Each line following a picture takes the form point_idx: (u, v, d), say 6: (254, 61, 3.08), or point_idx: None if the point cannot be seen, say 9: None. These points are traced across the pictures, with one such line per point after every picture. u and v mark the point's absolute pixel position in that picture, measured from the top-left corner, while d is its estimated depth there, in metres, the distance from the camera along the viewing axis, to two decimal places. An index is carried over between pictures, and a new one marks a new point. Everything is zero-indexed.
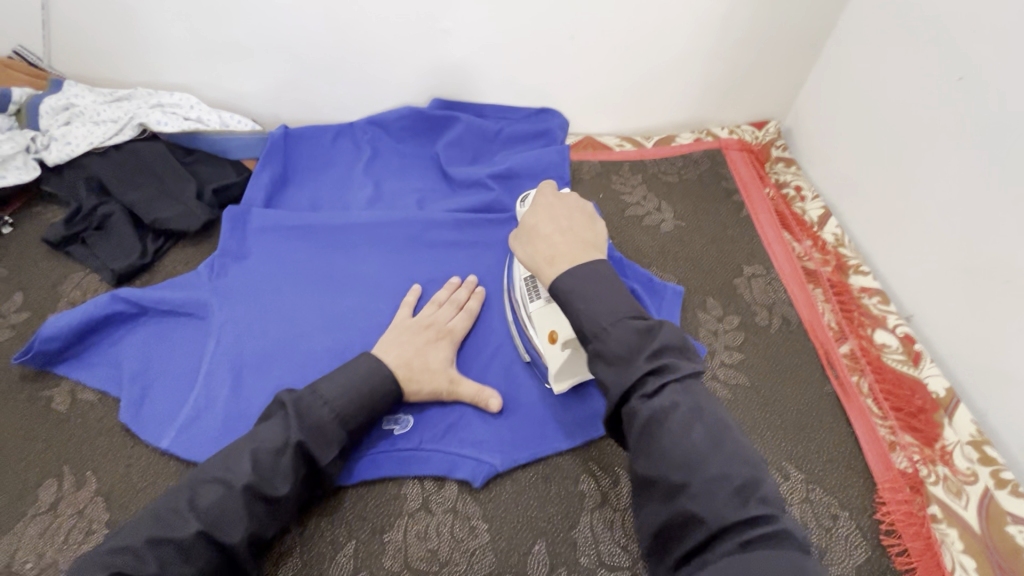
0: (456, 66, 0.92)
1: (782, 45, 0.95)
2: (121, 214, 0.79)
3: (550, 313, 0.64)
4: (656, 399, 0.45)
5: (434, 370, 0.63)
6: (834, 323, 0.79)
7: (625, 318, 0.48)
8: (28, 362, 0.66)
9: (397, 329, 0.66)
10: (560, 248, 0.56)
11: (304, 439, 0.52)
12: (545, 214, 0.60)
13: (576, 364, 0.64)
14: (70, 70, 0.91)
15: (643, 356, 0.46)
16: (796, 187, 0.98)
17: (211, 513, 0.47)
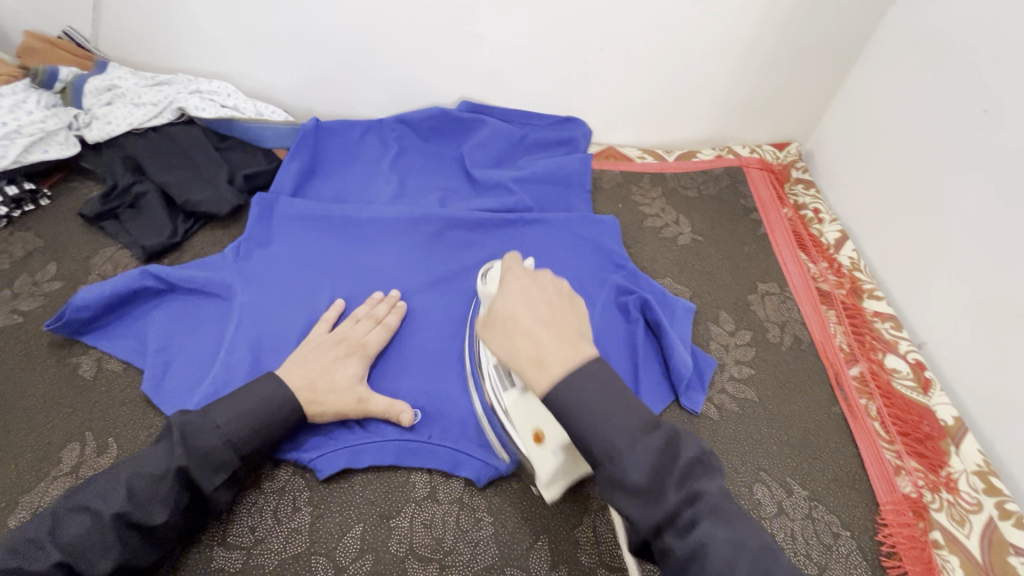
0: (485, 71, 0.95)
1: (808, 69, 0.95)
2: (154, 194, 0.82)
3: (527, 409, 0.57)
4: (690, 536, 0.41)
5: (340, 391, 0.61)
6: (846, 345, 0.79)
7: (641, 433, 0.44)
8: (59, 329, 0.68)
9: (310, 345, 0.64)
10: (545, 345, 0.47)
11: (187, 465, 0.51)
12: (516, 296, 0.51)
13: (567, 466, 0.55)
14: (114, 53, 0.94)
15: (671, 482, 0.43)
16: (813, 209, 0.99)
17: (75, 544, 0.47)
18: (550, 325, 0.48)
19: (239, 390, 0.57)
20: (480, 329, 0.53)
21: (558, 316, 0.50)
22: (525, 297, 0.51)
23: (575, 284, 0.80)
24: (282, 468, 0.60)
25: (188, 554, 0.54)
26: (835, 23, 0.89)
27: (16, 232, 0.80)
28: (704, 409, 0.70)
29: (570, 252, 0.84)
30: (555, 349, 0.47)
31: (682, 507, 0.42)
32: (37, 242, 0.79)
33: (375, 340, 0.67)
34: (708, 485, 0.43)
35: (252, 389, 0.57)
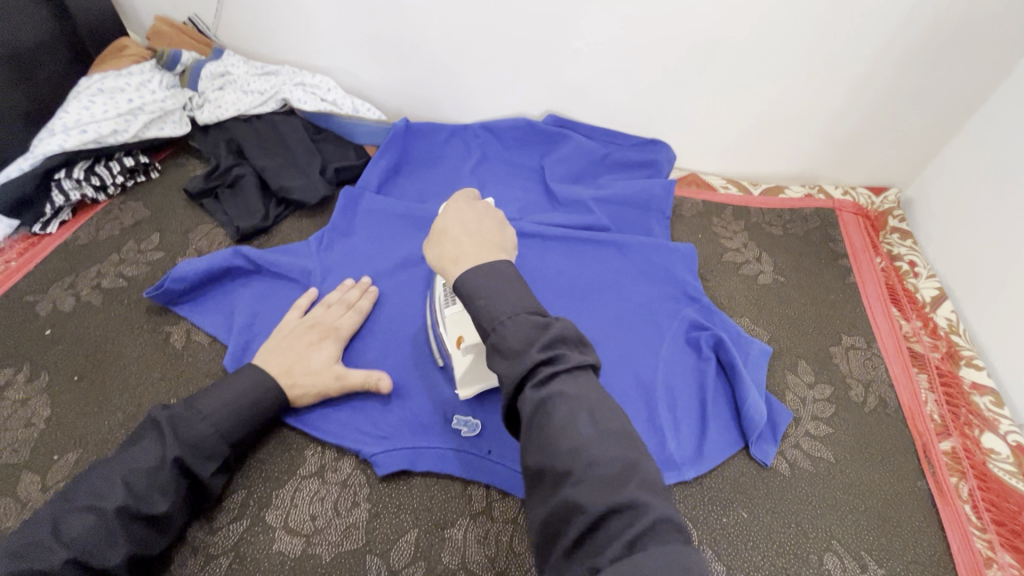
0: (577, 86, 0.94)
1: (922, 113, 0.89)
2: (252, 177, 0.86)
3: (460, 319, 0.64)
4: (547, 388, 0.41)
5: (317, 372, 0.63)
6: (937, 416, 0.73)
7: (524, 313, 0.44)
8: (157, 297, 0.72)
9: (282, 332, 0.66)
10: (465, 247, 0.51)
11: (183, 456, 0.53)
12: (454, 217, 0.55)
13: (475, 368, 0.64)
14: (231, 42, 1.00)
15: (537, 347, 0.42)
16: (909, 262, 0.92)
17: (82, 540, 0.47)
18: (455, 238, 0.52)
19: (229, 382, 0.59)
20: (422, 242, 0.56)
21: (466, 229, 0.53)
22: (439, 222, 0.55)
23: (646, 313, 0.78)
24: (345, 460, 0.62)
25: (252, 532, 0.56)
26: (959, 68, 0.82)
27: (128, 201, 0.86)
28: (776, 463, 0.67)
29: (644, 279, 0.82)
30: (472, 246, 0.51)
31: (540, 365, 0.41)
32: (145, 212, 0.85)
33: (346, 325, 0.69)
34: (571, 356, 0.43)
35: (235, 382, 0.59)
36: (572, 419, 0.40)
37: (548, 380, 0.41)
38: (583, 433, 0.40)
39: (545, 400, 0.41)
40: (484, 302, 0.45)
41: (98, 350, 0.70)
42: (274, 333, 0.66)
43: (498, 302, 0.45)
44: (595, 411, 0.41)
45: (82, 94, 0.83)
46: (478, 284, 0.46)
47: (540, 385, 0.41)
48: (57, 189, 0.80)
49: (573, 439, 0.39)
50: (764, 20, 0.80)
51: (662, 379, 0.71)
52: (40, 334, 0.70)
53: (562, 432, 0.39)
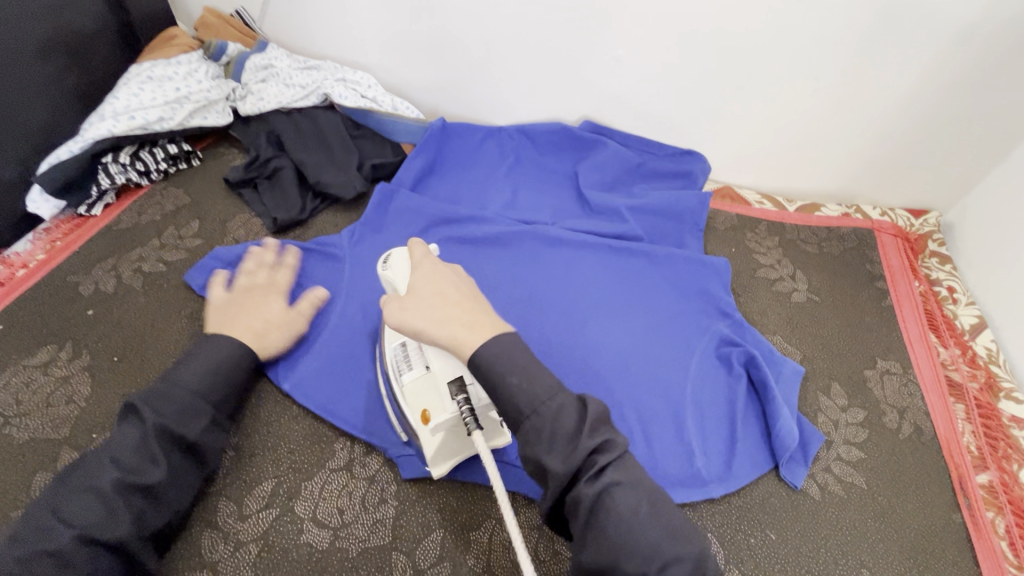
0: (616, 93, 0.93)
1: (968, 137, 0.87)
2: (290, 170, 0.87)
3: (425, 389, 0.56)
4: (601, 480, 0.45)
5: (274, 323, 0.66)
6: (974, 448, 0.71)
7: (558, 391, 0.47)
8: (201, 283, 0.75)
9: (218, 312, 0.66)
10: (473, 318, 0.51)
11: (162, 422, 0.53)
12: (434, 280, 0.55)
13: (451, 444, 0.57)
14: (275, 35, 1.01)
15: (585, 432, 0.45)
16: (948, 287, 0.90)
17: (82, 518, 0.47)
18: (443, 304, 0.53)
19: (202, 351, 0.59)
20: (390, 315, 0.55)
21: (453, 293, 0.54)
22: (412, 289, 0.55)
23: (676, 326, 0.77)
24: (373, 457, 0.62)
25: (280, 522, 0.57)
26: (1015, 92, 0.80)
27: (169, 187, 0.87)
28: (806, 486, 0.66)
29: (676, 291, 0.81)
30: (477, 312, 0.52)
31: (591, 453, 0.45)
32: (185, 199, 0.86)
33: (281, 277, 0.72)
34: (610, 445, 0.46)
35: (212, 352, 0.59)
36: (627, 507, 0.45)
37: (601, 469, 0.45)
38: (637, 519, 0.44)
39: (603, 492, 0.44)
40: (517, 379, 0.47)
41: (137, 332, 0.71)
42: (212, 315, 0.66)
43: (532, 387, 0.47)
44: (643, 498, 0.46)
45: (131, 82, 0.85)
46: (502, 360, 0.48)
47: (594, 477, 0.45)
48: (103, 172, 0.82)
49: (624, 531, 0.44)
50: (812, 34, 0.79)
51: (691, 394, 0.70)
52: (82, 314, 0.72)
53: (614, 526, 0.44)
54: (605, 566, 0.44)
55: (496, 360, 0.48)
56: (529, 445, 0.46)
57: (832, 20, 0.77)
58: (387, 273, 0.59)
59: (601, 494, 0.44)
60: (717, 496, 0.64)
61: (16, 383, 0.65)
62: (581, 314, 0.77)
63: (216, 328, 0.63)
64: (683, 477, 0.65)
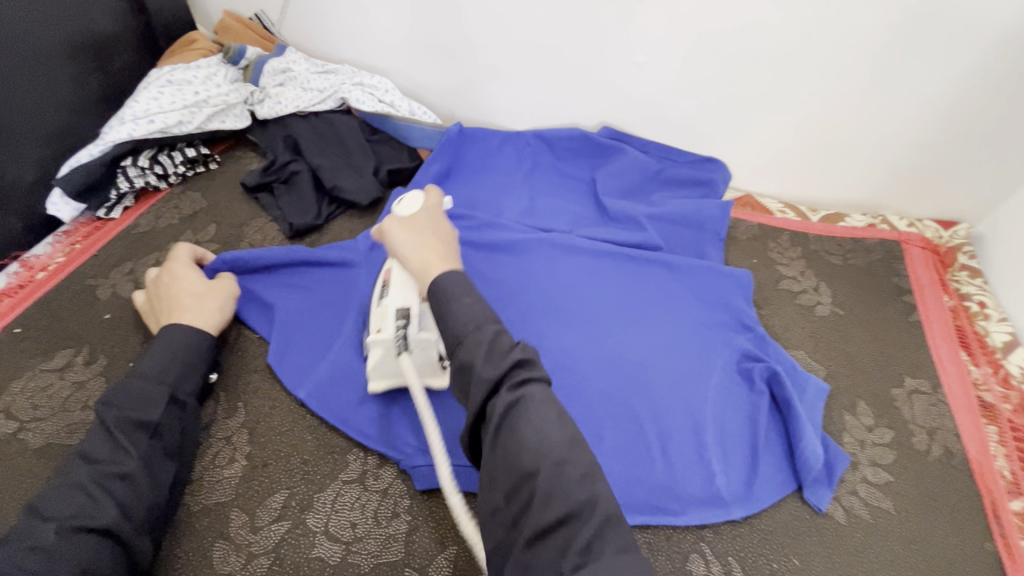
0: (635, 99, 0.92)
1: (1004, 145, 0.83)
2: (307, 175, 0.87)
3: (381, 315, 0.63)
4: (515, 395, 0.42)
5: (204, 303, 0.66)
6: (1008, 473, 0.68)
7: (487, 321, 0.46)
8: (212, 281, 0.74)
9: (161, 302, 0.66)
10: (443, 254, 0.55)
11: (117, 411, 0.54)
12: (426, 219, 0.60)
13: (391, 365, 0.63)
14: (293, 39, 1.01)
15: (508, 354, 0.44)
16: (980, 302, 0.87)
17: (62, 512, 0.47)
18: (427, 236, 0.57)
19: (151, 347, 0.60)
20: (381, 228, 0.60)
21: (440, 234, 0.58)
22: (411, 217, 0.60)
23: (696, 339, 0.75)
24: (386, 469, 0.61)
25: (293, 534, 0.56)
26: None
27: (187, 191, 0.88)
28: (831, 509, 0.64)
29: (696, 303, 0.79)
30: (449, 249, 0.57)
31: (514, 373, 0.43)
32: (202, 203, 0.86)
33: (182, 255, 0.71)
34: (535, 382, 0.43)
35: (161, 344, 0.60)
36: (542, 420, 0.41)
37: (522, 384, 0.43)
38: (553, 433, 0.41)
39: (518, 401, 0.41)
40: (464, 303, 0.47)
41: (153, 337, 0.71)
42: (156, 303, 0.66)
43: (479, 307, 0.47)
44: (558, 421, 0.42)
45: (151, 85, 0.85)
46: (459, 286, 0.49)
47: (514, 387, 0.42)
48: (123, 176, 0.82)
49: (535, 438, 0.40)
50: (841, 38, 0.77)
51: (712, 410, 0.69)
52: (99, 319, 0.72)
53: (525, 430, 0.40)
54: (515, 484, 0.39)
55: (451, 283, 0.49)
56: (463, 355, 0.44)
57: (864, 24, 0.74)
58: (399, 208, 0.65)
59: (515, 405, 0.41)
60: (738, 518, 0.62)
61: (33, 387, 0.65)
62: (599, 324, 0.76)
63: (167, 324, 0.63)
64: (703, 498, 0.63)
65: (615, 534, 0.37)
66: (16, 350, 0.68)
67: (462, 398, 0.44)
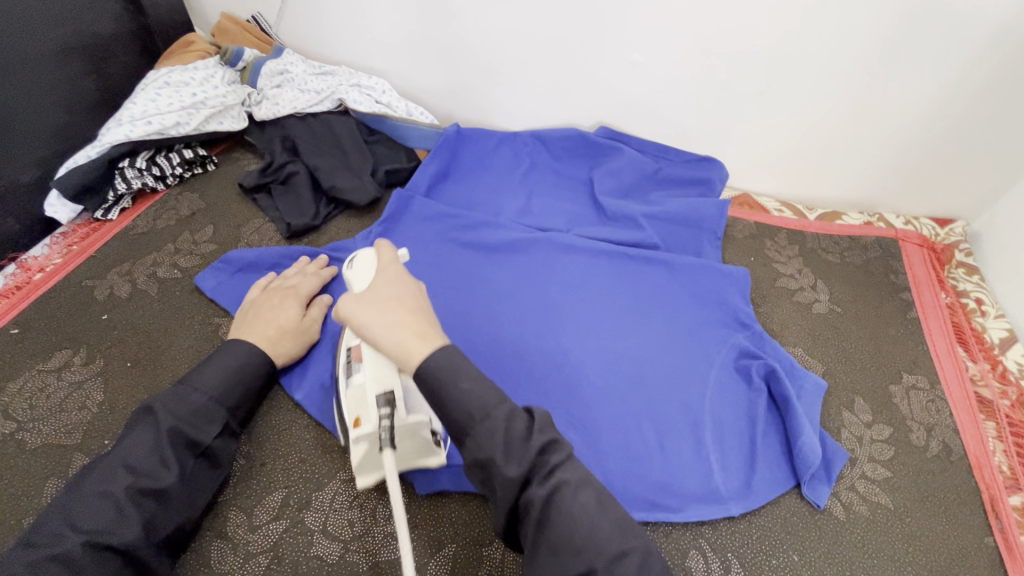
0: (632, 99, 0.92)
1: (999, 141, 0.84)
2: (304, 175, 0.87)
3: (358, 401, 0.55)
4: (548, 481, 0.44)
5: (283, 330, 0.65)
6: (1006, 468, 0.68)
7: (495, 400, 0.47)
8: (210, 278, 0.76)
9: (246, 313, 0.67)
10: (427, 326, 0.50)
11: (176, 424, 0.54)
12: (393, 291, 0.53)
13: (371, 458, 0.55)
14: (291, 41, 1.02)
15: (530, 434, 0.45)
16: (976, 299, 0.87)
17: (92, 523, 0.47)
18: (399, 309, 0.51)
19: (213, 356, 0.60)
20: (344, 307, 0.52)
21: (411, 301, 0.52)
22: (371, 289, 0.53)
23: (693, 336, 0.76)
24: None
25: (291, 533, 0.56)
26: None
27: (184, 192, 0.88)
28: (830, 505, 0.64)
29: (693, 301, 0.80)
30: (427, 321, 0.51)
31: (539, 459, 0.45)
32: (200, 204, 0.86)
33: (302, 281, 0.71)
34: (561, 461, 0.46)
35: (220, 355, 0.60)
36: (580, 508, 0.44)
37: (552, 470, 0.45)
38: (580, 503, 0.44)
39: (552, 496, 0.44)
40: (470, 384, 0.47)
41: (151, 337, 0.71)
42: (240, 314, 0.67)
43: (478, 384, 0.47)
44: (585, 484, 0.46)
45: (149, 87, 0.85)
46: (447, 367, 0.47)
47: (545, 477, 0.45)
48: (120, 177, 0.82)
49: (581, 533, 0.43)
50: (837, 37, 0.77)
51: (710, 408, 0.69)
52: (97, 319, 0.72)
53: (565, 524, 0.43)
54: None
55: (445, 367, 0.47)
56: (479, 448, 0.45)
57: (860, 23, 0.75)
58: (352, 272, 0.58)
59: (552, 494, 0.44)
60: (737, 514, 0.62)
61: (30, 387, 0.65)
62: (596, 324, 0.76)
63: (233, 335, 0.64)
64: (702, 494, 0.63)
65: None
66: (14, 351, 0.68)
67: (490, 492, 0.46)
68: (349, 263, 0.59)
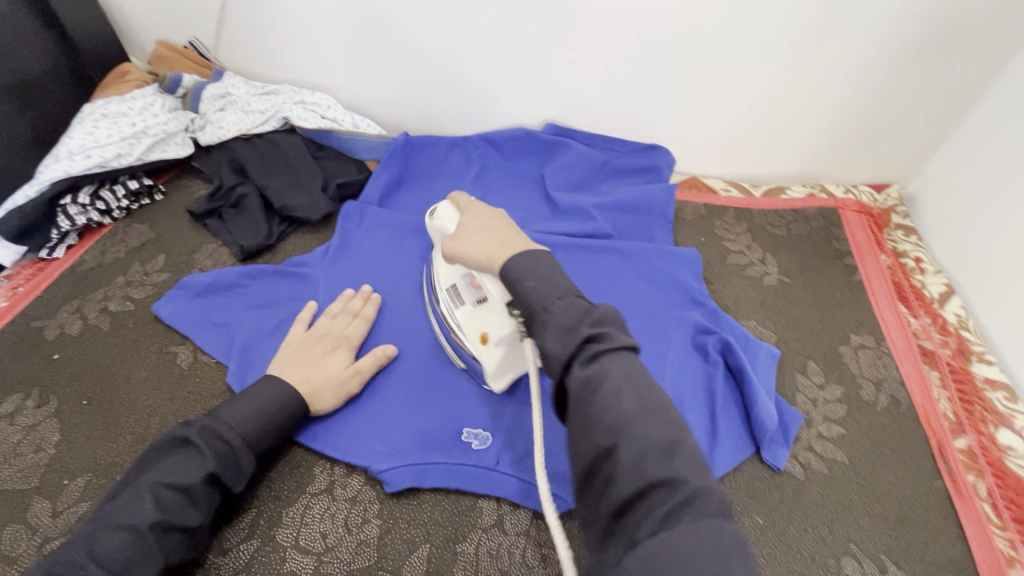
0: (574, 95, 0.94)
1: (922, 109, 0.89)
2: (255, 196, 0.87)
3: (482, 315, 0.63)
4: (593, 367, 0.43)
5: (334, 380, 0.64)
6: (951, 414, 0.72)
7: (568, 295, 0.47)
8: (166, 308, 0.75)
9: (290, 348, 0.66)
10: (511, 239, 0.56)
11: (215, 470, 0.53)
12: (478, 218, 0.62)
13: (509, 359, 0.62)
14: (231, 63, 1.01)
15: (585, 324, 0.45)
16: (915, 258, 0.92)
17: (117, 557, 0.47)
18: (487, 234, 0.58)
19: (250, 390, 0.59)
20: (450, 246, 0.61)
21: (495, 227, 0.59)
22: (462, 231, 0.61)
23: (652, 318, 0.78)
24: (354, 477, 0.62)
25: (263, 552, 0.56)
26: (959, 62, 0.82)
27: (132, 223, 0.86)
28: (789, 466, 0.66)
29: (648, 284, 0.82)
30: (512, 238, 0.57)
31: (590, 343, 0.44)
32: (150, 234, 0.85)
33: (351, 330, 0.70)
34: (613, 362, 0.44)
35: (256, 392, 0.59)
36: (616, 395, 0.42)
37: (596, 358, 0.44)
38: (630, 409, 0.42)
39: (594, 377, 0.43)
40: (534, 283, 0.49)
41: (108, 372, 0.70)
42: (282, 351, 0.66)
43: (547, 285, 0.48)
44: (638, 389, 0.43)
45: (85, 120, 0.84)
46: (524, 268, 0.50)
47: (589, 362, 0.44)
48: (63, 215, 0.81)
49: (608, 407, 0.42)
50: (761, 19, 0.80)
51: (671, 384, 0.71)
52: (49, 360, 0.71)
53: (600, 409, 0.42)
54: (594, 463, 0.42)
55: (526, 264, 0.50)
56: (541, 335, 0.46)
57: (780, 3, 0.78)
58: (438, 221, 0.67)
59: (593, 379, 0.43)
60: None
61: None
62: None
63: (277, 373, 0.63)
64: None
65: (693, 503, 0.38)
66: None
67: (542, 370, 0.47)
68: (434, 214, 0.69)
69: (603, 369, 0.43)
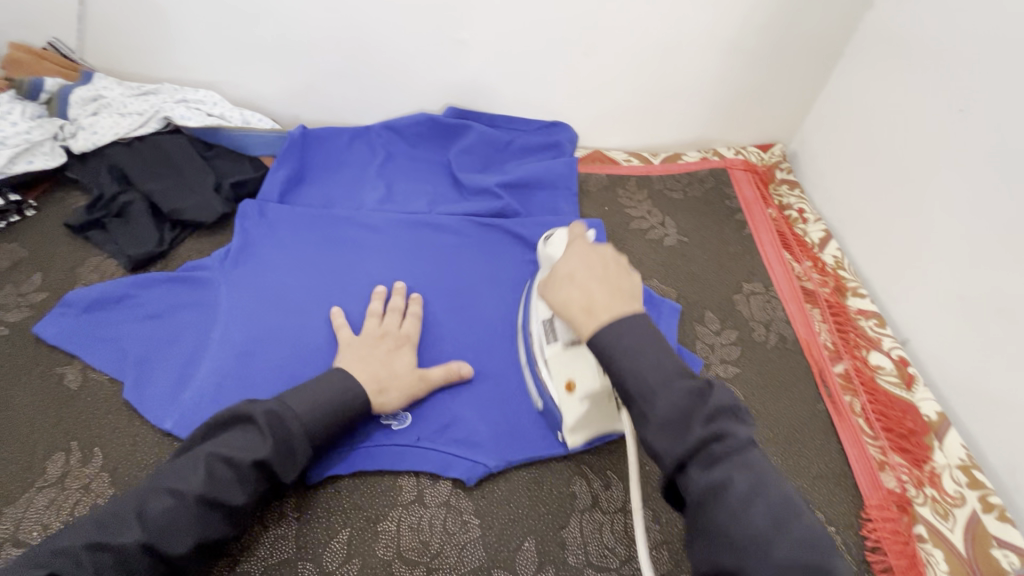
0: (471, 78, 0.95)
1: (792, 70, 0.96)
2: (141, 204, 0.82)
3: (569, 360, 0.62)
4: (712, 473, 0.43)
5: (402, 376, 0.64)
6: (830, 343, 0.80)
7: (676, 376, 0.46)
8: (52, 326, 0.70)
9: (353, 347, 0.65)
10: (598, 296, 0.52)
11: (264, 457, 0.51)
12: (577, 259, 0.56)
13: (594, 416, 0.62)
14: (101, 64, 0.94)
15: (699, 421, 0.44)
16: (798, 209, 1.00)
17: (160, 521, 0.47)
18: (587, 283, 0.53)
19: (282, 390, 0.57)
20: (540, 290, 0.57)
21: (599, 271, 0.54)
22: (569, 266, 0.56)
23: None
24: None
25: None
26: (816, 26, 0.90)
27: (1, 243, 0.80)
28: None
29: None
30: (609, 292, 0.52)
31: (708, 441, 0.44)
32: (22, 252, 0.79)
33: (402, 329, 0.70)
34: (737, 468, 0.43)
35: None
36: (747, 505, 0.42)
37: (716, 458, 0.43)
38: (759, 523, 0.41)
39: (715, 485, 0.42)
40: (627, 363, 0.47)
41: None
42: (344, 351, 0.65)
43: (645, 364, 0.47)
44: (763, 492, 0.42)
45: None
46: (618, 341, 0.48)
47: (707, 465, 0.43)
48: None
49: (727, 518, 0.41)
50: None
51: None
52: None
53: (722, 517, 0.42)
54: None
55: (614, 335, 0.48)
56: (643, 428, 0.46)
57: None
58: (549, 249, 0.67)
59: (712, 487, 0.42)
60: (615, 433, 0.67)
61: None
62: (467, 295, 0.78)
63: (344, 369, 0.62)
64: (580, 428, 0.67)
65: None
66: None
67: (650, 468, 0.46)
68: (547, 241, 0.69)
69: (728, 474, 0.42)
